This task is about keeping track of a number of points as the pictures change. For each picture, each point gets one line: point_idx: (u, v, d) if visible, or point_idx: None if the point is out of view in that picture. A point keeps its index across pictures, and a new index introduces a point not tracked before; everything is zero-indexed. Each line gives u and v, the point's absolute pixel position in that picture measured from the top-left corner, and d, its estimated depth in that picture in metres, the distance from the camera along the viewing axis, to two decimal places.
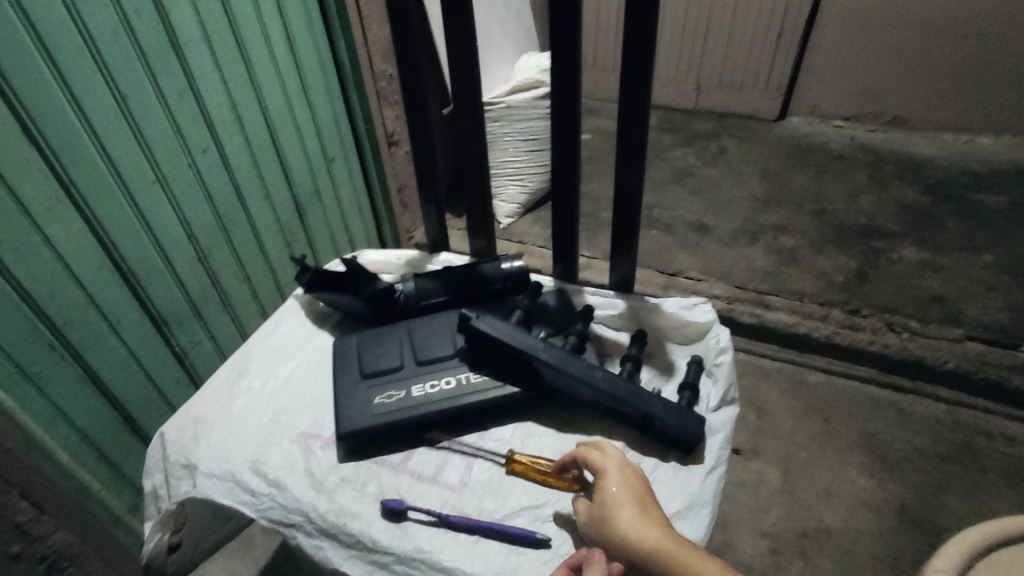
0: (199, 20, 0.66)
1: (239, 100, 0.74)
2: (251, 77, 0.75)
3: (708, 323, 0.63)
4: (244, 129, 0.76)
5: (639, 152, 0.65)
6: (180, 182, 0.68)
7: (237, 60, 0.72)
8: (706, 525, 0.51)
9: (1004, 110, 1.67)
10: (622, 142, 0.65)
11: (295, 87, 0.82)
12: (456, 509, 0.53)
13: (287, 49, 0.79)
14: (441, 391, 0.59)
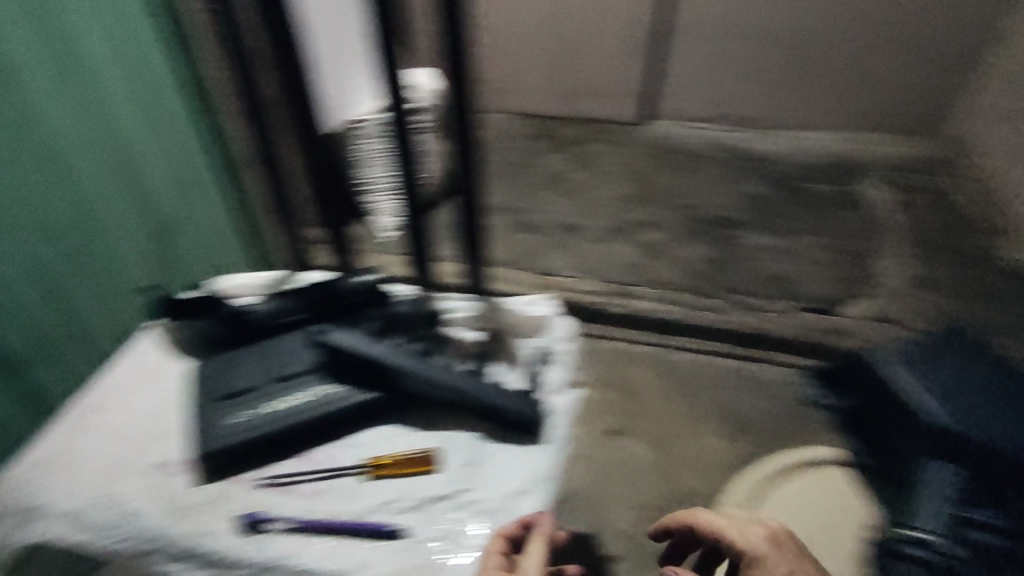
0: (36, 54, 0.66)
1: (84, 129, 0.74)
2: (94, 106, 0.75)
3: (547, 316, 0.72)
4: (94, 160, 0.75)
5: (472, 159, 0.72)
6: (28, 220, 0.68)
7: (81, 91, 0.72)
8: (545, 496, 0.57)
9: (825, 108, 1.90)
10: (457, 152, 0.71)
11: (145, 111, 0.82)
12: (315, 514, 0.56)
13: (135, 77, 0.80)
14: (297, 404, 0.61)
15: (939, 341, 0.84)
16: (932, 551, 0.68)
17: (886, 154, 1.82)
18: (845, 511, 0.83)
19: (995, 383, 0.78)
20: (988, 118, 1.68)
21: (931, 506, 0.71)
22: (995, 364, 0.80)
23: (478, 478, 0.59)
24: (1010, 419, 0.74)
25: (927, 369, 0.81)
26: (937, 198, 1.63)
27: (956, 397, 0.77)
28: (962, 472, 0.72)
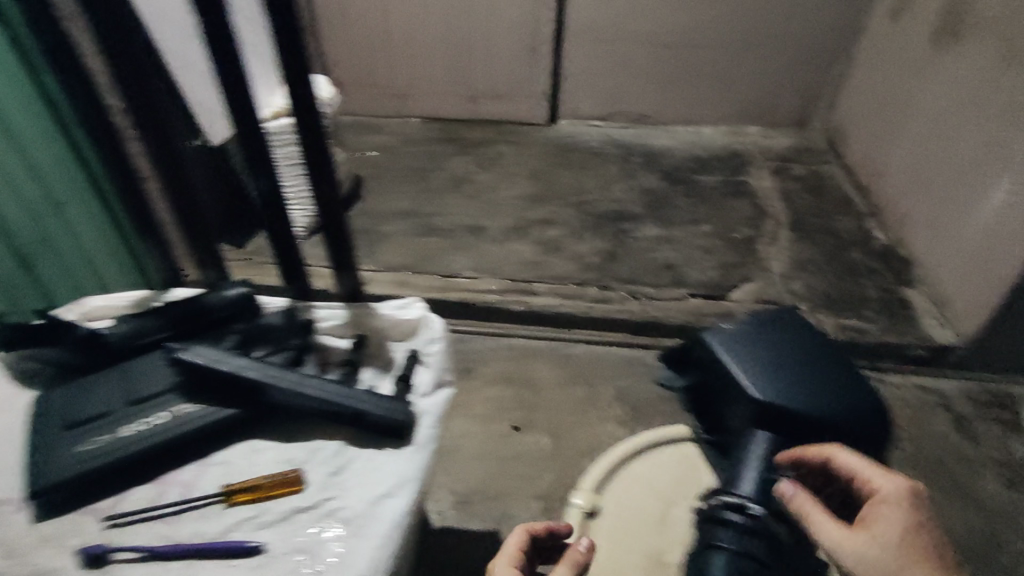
0: None
1: None
2: None
3: (418, 318, 0.71)
4: None
5: (326, 165, 0.72)
6: None
7: None
8: (411, 497, 0.58)
9: (714, 104, 2.00)
10: (309, 159, 0.71)
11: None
12: (169, 540, 0.55)
13: None
14: (151, 427, 0.59)
15: (762, 319, 0.83)
16: (750, 517, 0.65)
17: (771, 146, 1.93)
18: (691, 479, 0.86)
19: (808, 355, 0.77)
20: (857, 109, 1.82)
21: (748, 471, 0.69)
22: (811, 337, 0.80)
23: (343, 486, 0.59)
24: (819, 391, 0.73)
25: (744, 348, 0.79)
26: (814, 184, 1.75)
27: (769, 375, 0.75)
28: (771, 438, 0.72)
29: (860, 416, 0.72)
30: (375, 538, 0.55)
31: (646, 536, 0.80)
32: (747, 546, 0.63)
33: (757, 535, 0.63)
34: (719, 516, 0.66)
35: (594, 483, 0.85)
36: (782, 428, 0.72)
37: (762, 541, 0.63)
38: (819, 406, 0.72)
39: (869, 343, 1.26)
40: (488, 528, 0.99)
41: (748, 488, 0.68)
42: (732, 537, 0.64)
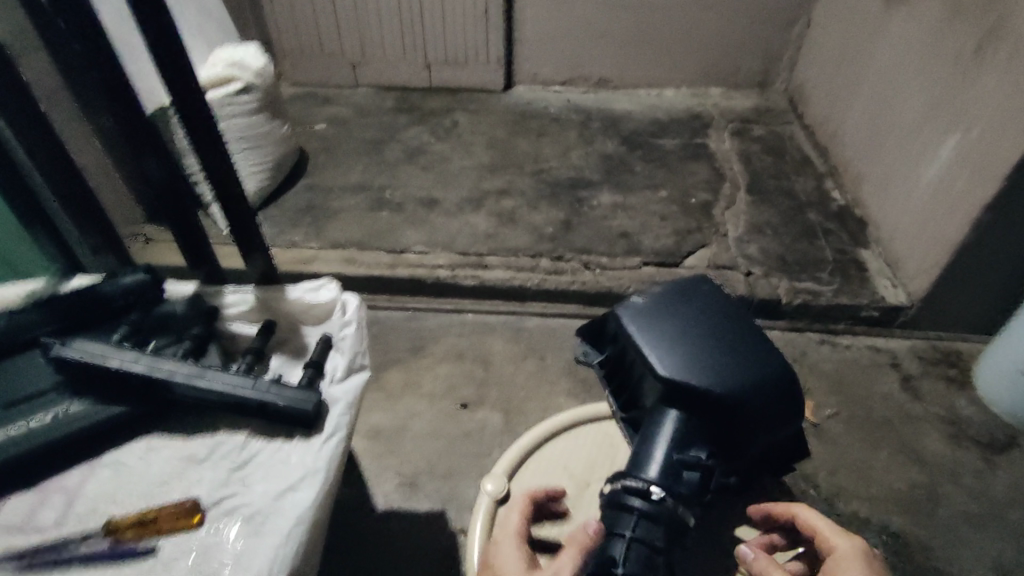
0: None
1: None
2: None
3: (331, 300, 0.68)
4: None
5: (217, 142, 0.68)
6: None
7: None
8: (317, 490, 0.55)
9: (676, 66, 1.95)
10: (196, 137, 0.67)
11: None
12: (48, 548, 0.51)
13: None
14: (32, 429, 0.55)
15: (677, 288, 0.76)
16: (652, 501, 0.62)
17: (733, 107, 1.89)
18: (603, 463, 0.79)
19: (721, 326, 0.72)
20: (818, 67, 1.77)
21: (656, 451, 0.66)
22: (725, 308, 0.75)
23: (246, 481, 0.56)
24: (732, 365, 0.68)
25: (660, 317, 0.72)
26: (775, 145, 1.72)
27: (683, 348, 0.69)
28: (681, 418, 0.68)
29: (770, 392, 0.68)
30: (275, 534, 0.52)
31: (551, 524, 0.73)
32: (647, 534, 0.60)
33: (657, 521, 0.60)
34: (622, 503, 0.62)
35: (507, 467, 0.78)
36: (691, 407, 0.68)
37: (661, 528, 0.60)
38: (732, 383, 0.67)
39: (821, 307, 1.26)
40: (436, 507, 0.97)
41: (654, 472, 0.65)
42: (635, 523, 0.60)
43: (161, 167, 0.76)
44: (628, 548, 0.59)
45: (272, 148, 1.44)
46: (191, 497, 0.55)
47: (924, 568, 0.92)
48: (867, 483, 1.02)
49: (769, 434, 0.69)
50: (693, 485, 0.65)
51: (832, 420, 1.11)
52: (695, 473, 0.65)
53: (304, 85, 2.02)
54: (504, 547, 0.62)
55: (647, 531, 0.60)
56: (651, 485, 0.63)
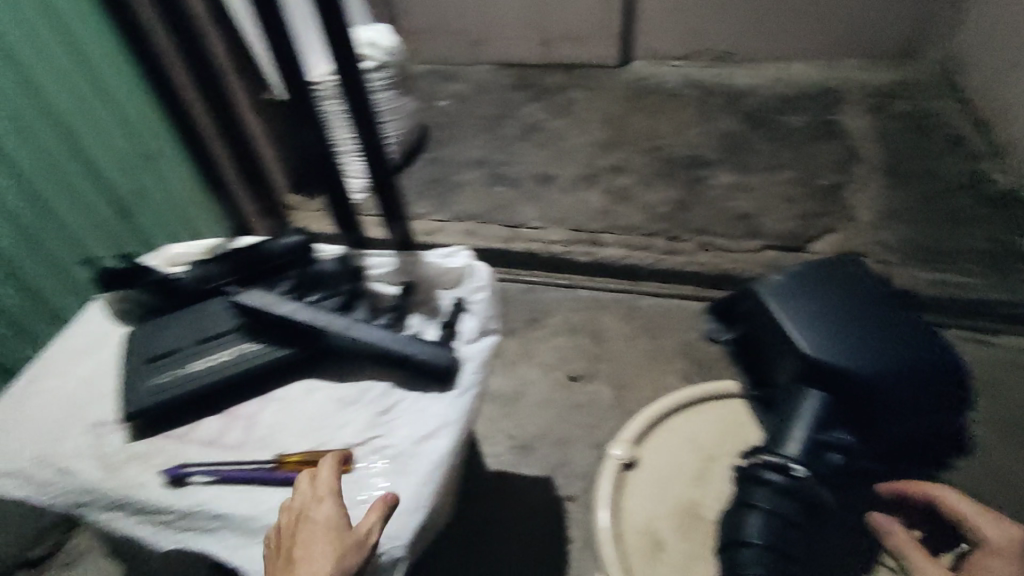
0: None
1: (16, 103, 0.81)
2: (27, 85, 0.82)
3: (463, 267, 0.72)
4: (31, 141, 0.84)
5: (369, 115, 0.73)
6: None
7: (9, 68, 0.80)
8: (453, 441, 0.59)
9: (810, 35, 1.81)
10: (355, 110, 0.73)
11: (93, 94, 0.91)
12: (234, 464, 0.59)
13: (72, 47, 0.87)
14: (218, 362, 0.64)
15: (817, 271, 0.75)
16: (792, 478, 0.59)
17: (874, 81, 1.74)
18: (733, 437, 0.76)
19: (863, 308, 0.71)
20: (982, 35, 1.58)
21: (796, 430, 0.63)
22: (868, 291, 0.73)
23: (389, 426, 0.61)
24: (872, 347, 0.67)
25: (798, 299, 0.73)
26: (923, 123, 1.56)
27: (821, 328, 0.69)
28: (822, 399, 0.65)
29: (914, 376, 0.66)
30: (416, 476, 0.57)
31: (678, 492, 0.72)
32: (784, 508, 0.58)
33: (793, 496, 0.59)
34: (757, 476, 0.61)
35: (634, 435, 0.77)
36: (831, 386, 0.66)
37: (798, 503, 0.59)
38: (872, 363, 0.66)
39: (970, 301, 1.15)
40: (546, 472, 1.01)
41: (794, 449, 0.61)
42: (770, 497, 0.59)
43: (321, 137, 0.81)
44: (762, 520, 0.58)
45: (398, 123, 1.51)
46: (343, 445, 0.60)
47: None
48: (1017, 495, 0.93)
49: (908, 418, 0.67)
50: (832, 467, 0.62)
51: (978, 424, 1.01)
52: (835, 454, 0.63)
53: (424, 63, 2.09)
54: (322, 505, 0.52)
55: (782, 504, 0.58)
56: (790, 461, 0.61)
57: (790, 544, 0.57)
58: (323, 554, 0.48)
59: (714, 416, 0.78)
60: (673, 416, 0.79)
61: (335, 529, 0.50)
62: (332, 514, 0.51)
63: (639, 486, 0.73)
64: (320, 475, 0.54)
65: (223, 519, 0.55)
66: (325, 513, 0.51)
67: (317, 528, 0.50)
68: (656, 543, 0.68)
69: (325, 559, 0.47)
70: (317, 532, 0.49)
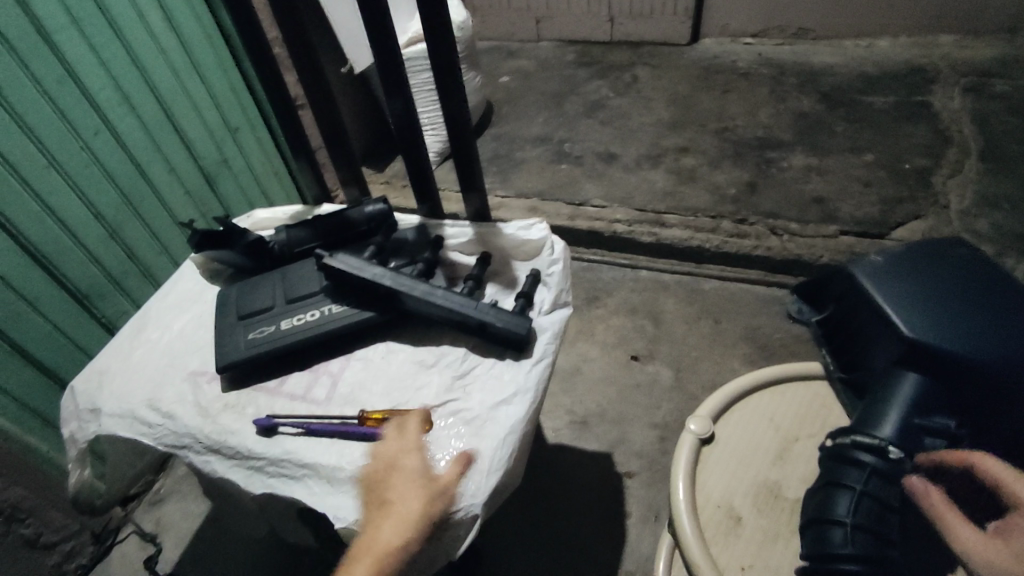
0: (63, 6, 0.77)
1: (123, 72, 0.87)
2: (132, 58, 0.88)
3: (542, 239, 0.72)
4: (135, 110, 0.90)
5: (455, 85, 0.69)
6: (75, 165, 0.82)
7: (115, 41, 0.85)
8: (529, 407, 0.61)
9: (897, 11, 1.71)
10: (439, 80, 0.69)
11: (184, 65, 0.96)
12: (320, 419, 0.62)
13: (166, 23, 0.92)
14: (306, 322, 0.67)
15: (924, 249, 0.62)
16: (888, 460, 0.52)
17: (967, 60, 1.62)
18: (820, 416, 0.69)
19: (984, 291, 0.57)
20: None
21: (890, 411, 0.55)
22: (990, 273, 0.59)
23: (466, 390, 0.63)
24: (998, 336, 0.54)
25: (901, 280, 0.60)
26: (1022, 105, 1.45)
27: (932, 313, 0.57)
28: (923, 382, 0.55)
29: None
30: (493, 438, 0.58)
31: (759, 471, 0.65)
32: (879, 491, 0.51)
33: (891, 480, 0.51)
34: (847, 456, 0.54)
35: (710, 410, 0.70)
36: (942, 373, 0.54)
37: (897, 489, 0.51)
38: (998, 354, 0.53)
39: None
40: (604, 448, 1.01)
41: (890, 430, 0.54)
42: (864, 479, 0.52)
43: (403, 109, 0.77)
44: (856, 501, 0.51)
45: None
46: (421, 405, 0.63)
47: None
48: None
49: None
50: (937, 453, 0.52)
51: None
52: (939, 441, 0.53)
53: (489, 40, 2.09)
54: (410, 455, 0.55)
55: (876, 486, 0.51)
56: (886, 443, 0.53)
57: (890, 530, 0.50)
58: (410, 499, 0.51)
59: (789, 396, 0.71)
60: (744, 401, 0.72)
61: (420, 479, 0.53)
62: (421, 464, 0.54)
63: (718, 463, 0.66)
64: (409, 428, 0.57)
65: (310, 468, 0.58)
66: (412, 462, 0.54)
67: (407, 475, 0.53)
68: (738, 520, 0.61)
69: (413, 505, 0.51)
70: (408, 480, 0.53)
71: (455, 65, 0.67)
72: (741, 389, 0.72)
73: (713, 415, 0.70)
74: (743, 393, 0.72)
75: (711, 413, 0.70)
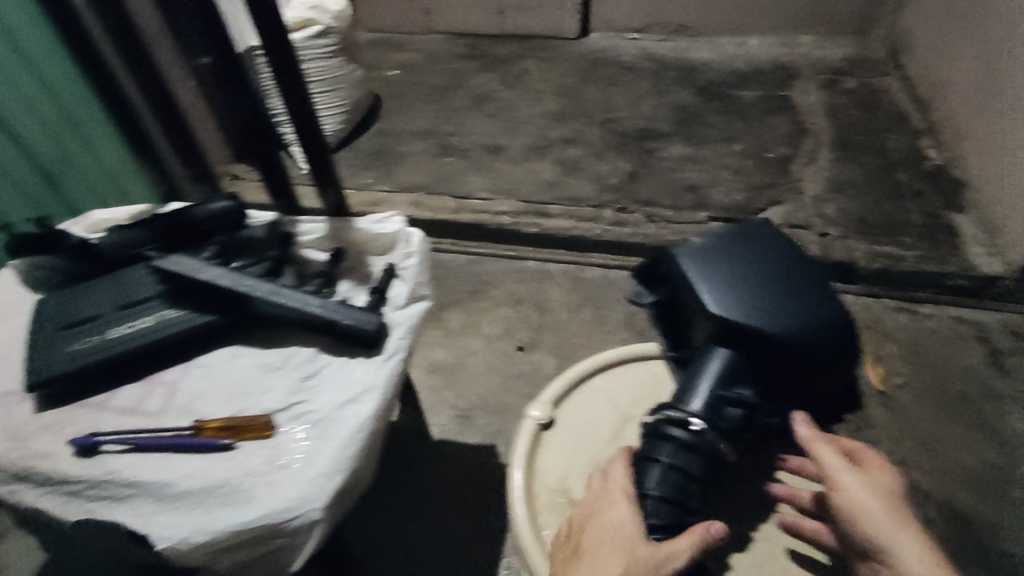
0: None
1: None
2: None
3: (395, 232, 0.72)
4: None
5: (301, 81, 0.71)
6: None
7: None
8: (378, 404, 0.59)
9: (765, 11, 1.81)
10: (282, 76, 0.70)
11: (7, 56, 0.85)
12: (149, 433, 0.58)
13: None
14: (137, 329, 0.62)
15: (737, 230, 0.65)
16: (692, 433, 0.57)
17: (823, 57, 1.76)
18: (655, 394, 0.73)
19: (785, 271, 0.62)
20: (923, 14, 1.61)
21: (700, 385, 0.59)
22: (791, 252, 0.63)
23: (314, 391, 0.61)
24: (796, 310, 0.59)
25: (718, 261, 0.62)
26: (868, 100, 1.59)
27: (743, 291, 0.60)
28: (732, 356, 0.59)
29: (834, 332, 0.59)
30: (338, 438, 0.57)
31: (597, 450, 0.68)
32: (683, 462, 0.56)
33: (695, 451, 0.57)
34: (659, 431, 0.59)
35: (553, 395, 0.72)
36: (747, 346, 0.59)
37: (699, 457, 0.57)
38: (792, 326, 0.58)
39: (899, 271, 1.19)
40: (486, 440, 1.03)
41: (699, 404, 0.58)
42: (669, 450, 0.57)
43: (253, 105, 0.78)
44: (664, 473, 0.56)
45: (344, 92, 1.48)
46: (264, 412, 0.60)
47: (987, 547, 0.89)
48: (933, 459, 0.99)
49: (825, 376, 0.60)
50: (734, 423, 0.58)
51: (901, 389, 1.07)
52: (740, 410, 0.58)
53: (379, 31, 2.03)
54: (617, 506, 0.55)
55: (681, 457, 0.57)
56: (691, 415, 0.58)
57: (689, 496, 0.56)
58: (610, 562, 0.51)
59: (630, 375, 0.75)
60: (590, 380, 0.75)
61: (625, 537, 0.53)
62: (625, 521, 0.54)
63: (556, 448, 0.69)
64: (620, 474, 0.57)
65: (138, 487, 0.54)
66: (622, 519, 0.54)
67: (617, 533, 0.53)
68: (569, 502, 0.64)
69: (612, 568, 0.51)
70: (611, 538, 0.53)
71: (295, 61, 0.69)
72: (590, 369, 0.75)
73: (558, 399, 0.72)
74: (590, 372, 0.75)
75: (556, 397, 0.72)
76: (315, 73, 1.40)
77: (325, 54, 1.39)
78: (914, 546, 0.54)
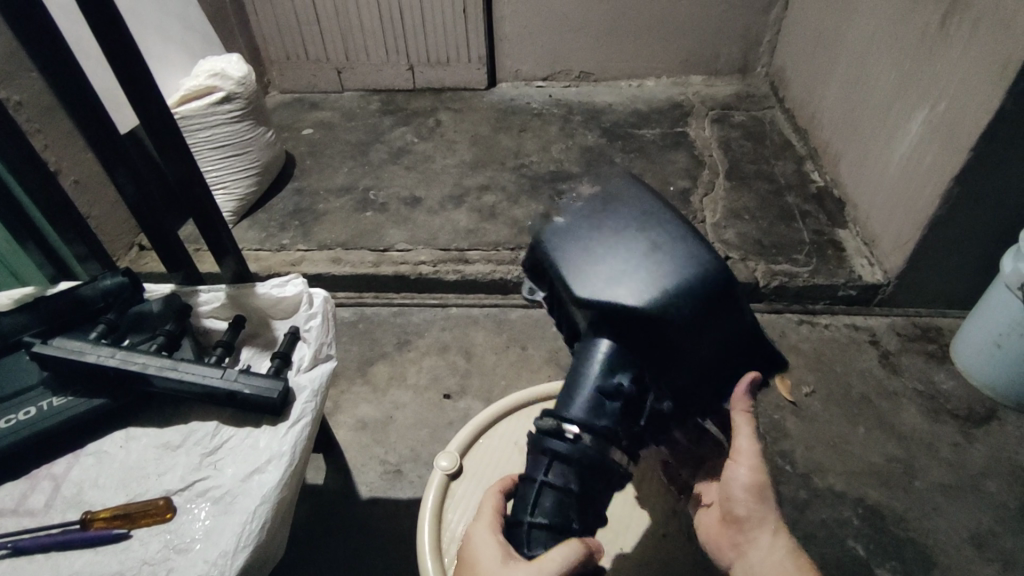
0: None
1: None
2: None
3: (298, 294, 0.72)
4: None
5: (190, 159, 0.72)
6: None
7: None
8: (283, 475, 0.58)
9: (658, 55, 1.94)
10: (170, 156, 0.71)
11: None
12: (31, 532, 0.55)
13: None
14: (17, 422, 0.59)
15: (604, 199, 0.56)
16: (569, 442, 0.52)
17: (714, 95, 1.90)
18: None
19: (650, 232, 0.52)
20: (792, 52, 1.78)
21: (580, 384, 0.53)
22: (658, 210, 0.54)
23: (216, 465, 0.59)
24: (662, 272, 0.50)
25: (581, 238, 0.53)
26: (756, 131, 1.73)
27: (616, 266, 0.51)
28: (612, 355, 0.53)
29: (717, 295, 0.51)
30: (242, 513, 0.55)
31: None
32: (560, 477, 0.52)
33: (572, 464, 0.51)
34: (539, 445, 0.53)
35: (461, 444, 0.73)
36: (625, 336, 0.52)
37: (575, 470, 0.52)
38: (662, 293, 0.49)
39: (795, 287, 1.28)
40: (420, 494, 1.02)
41: (578, 410, 0.53)
42: (553, 467, 0.52)
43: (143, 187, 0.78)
44: (541, 494, 0.53)
45: (255, 154, 1.47)
46: (162, 494, 0.58)
47: (896, 538, 0.96)
48: (842, 460, 1.05)
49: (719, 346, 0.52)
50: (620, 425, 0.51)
51: (810, 398, 1.14)
52: (618, 403, 0.52)
53: (293, 92, 2.03)
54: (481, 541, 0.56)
55: (564, 474, 0.52)
56: (568, 424, 0.52)
57: (569, 516, 0.53)
58: None
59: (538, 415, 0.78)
60: (497, 426, 0.77)
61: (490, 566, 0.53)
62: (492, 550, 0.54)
63: (464, 495, 0.70)
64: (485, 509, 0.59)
65: None
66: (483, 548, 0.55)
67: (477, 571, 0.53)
68: None
69: None
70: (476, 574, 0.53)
71: (183, 141, 0.70)
72: (496, 415, 0.77)
73: (464, 449, 0.73)
74: (497, 419, 0.77)
75: (461, 447, 0.73)
76: (221, 138, 1.39)
77: (228, 119, 1.39)
78: (779, 542, 0.59)
